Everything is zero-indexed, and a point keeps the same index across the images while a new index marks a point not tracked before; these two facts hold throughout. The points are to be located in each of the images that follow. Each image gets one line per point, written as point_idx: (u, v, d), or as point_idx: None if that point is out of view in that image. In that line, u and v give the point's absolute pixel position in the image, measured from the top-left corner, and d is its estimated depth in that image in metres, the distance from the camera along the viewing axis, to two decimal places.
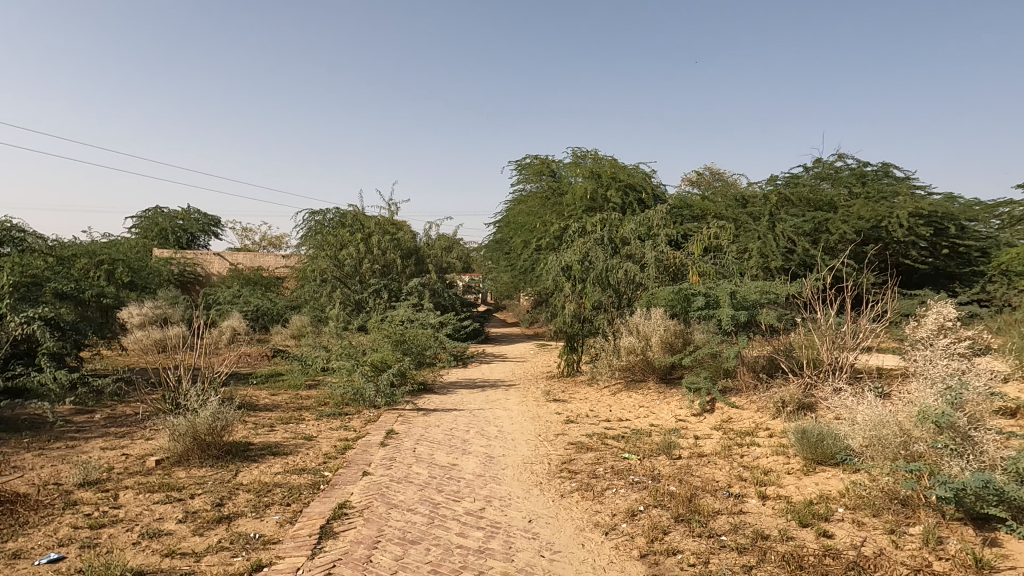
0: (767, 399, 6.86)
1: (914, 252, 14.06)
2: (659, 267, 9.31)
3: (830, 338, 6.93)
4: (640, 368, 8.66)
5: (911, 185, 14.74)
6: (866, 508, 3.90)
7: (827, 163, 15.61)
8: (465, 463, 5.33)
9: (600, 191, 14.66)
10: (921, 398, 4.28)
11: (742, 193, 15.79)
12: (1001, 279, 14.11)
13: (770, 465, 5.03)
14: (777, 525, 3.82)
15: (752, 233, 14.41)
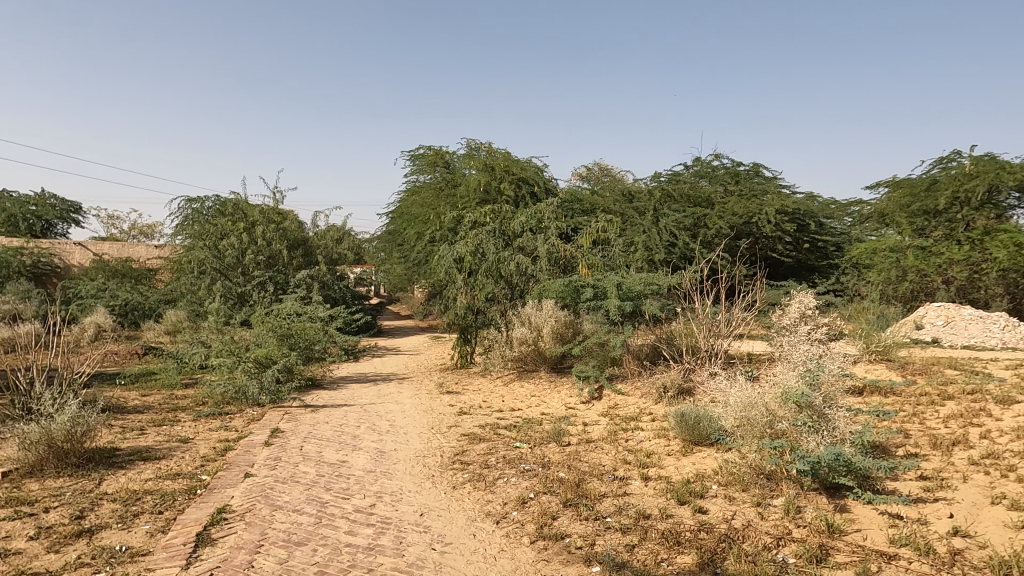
0: (650, 385, 7.21)
1: (780, 247, 15.25)
2: (550, 259, 9.50)
3: (707, 327, 7.39)
4: (531, 358, 8.84)
5: (778, 185, 15.98)
6: (736, 484, 4.20)
7: (705, 162, 16.60)
8: (354, 459, 5.20)
9: (493, 184, 14.74)
10: (784, 380, 4.65)
11: (629, 189, 16.46)
12: (853, 271, 15.69)
13: (652, 447, 5.30)
14: (657, 505, 4.03)
15: (638, 227, 15.06)
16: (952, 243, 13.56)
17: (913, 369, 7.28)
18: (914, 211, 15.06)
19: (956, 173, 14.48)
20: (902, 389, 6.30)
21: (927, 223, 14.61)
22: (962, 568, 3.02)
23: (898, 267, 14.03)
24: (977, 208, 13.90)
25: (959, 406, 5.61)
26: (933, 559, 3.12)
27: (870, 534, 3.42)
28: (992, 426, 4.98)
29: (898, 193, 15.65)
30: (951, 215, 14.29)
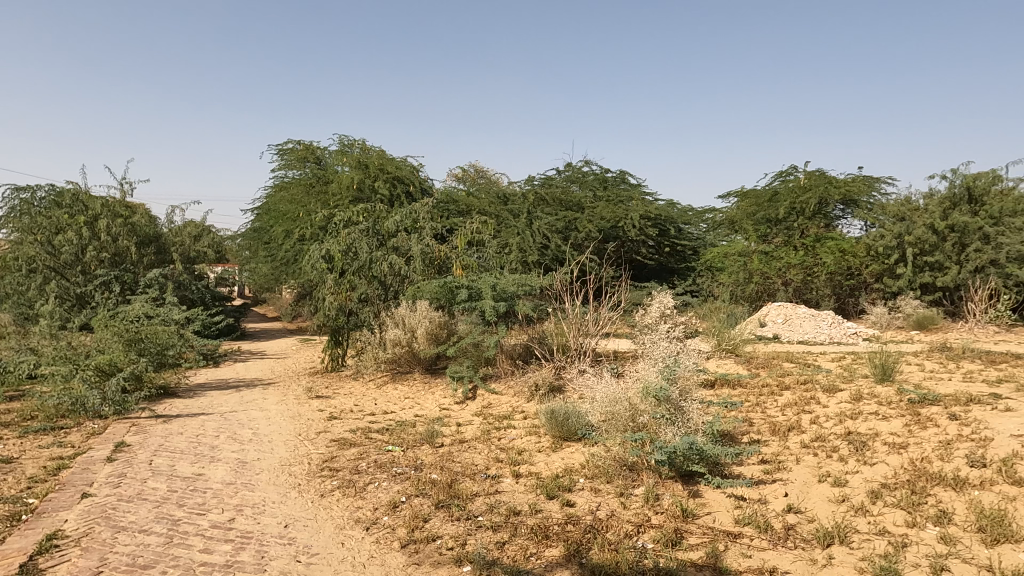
0: (523, 384, 7.37)
1: (644, 250, 16.16)
2: (424, 259, 9.42)
3: (577, 326, 7.67)
4: (405, 359, 8.73)
5: (642, 191, 16.94)
6: (601, 476, 4.39)
7: (576, 168, 17.25)
8: (211, 472, 4.85)
9: (367, 182, 14.38)
10: (645, 376, 4.94)
11: (504, 191, 16.73)
12: (708, 273, 16.96)
13: (523, 445, 5.41)
14: (527, 501, 4.12)
15: (512, 228, 15.34)
16: (790, 248, 15.08)
17: (756, 363, 8.01)
18: (758, 219, 16.61)
19: (793, 185, 16.17)
20: (747, 381, 6.92)
21: (769, 230, 16.14)
22: (794, 541, 3.37)
23: (745, 270, 15.36)
24: (810, 217, 15.61)
25: (793, 395, 6.25)
26: (771, 534, 3.44)
27: (718, 515, 3.71)
28: (821, 412, 5.59)
29: (745, 202, 17.18)
30: (788, 223, 15.88)
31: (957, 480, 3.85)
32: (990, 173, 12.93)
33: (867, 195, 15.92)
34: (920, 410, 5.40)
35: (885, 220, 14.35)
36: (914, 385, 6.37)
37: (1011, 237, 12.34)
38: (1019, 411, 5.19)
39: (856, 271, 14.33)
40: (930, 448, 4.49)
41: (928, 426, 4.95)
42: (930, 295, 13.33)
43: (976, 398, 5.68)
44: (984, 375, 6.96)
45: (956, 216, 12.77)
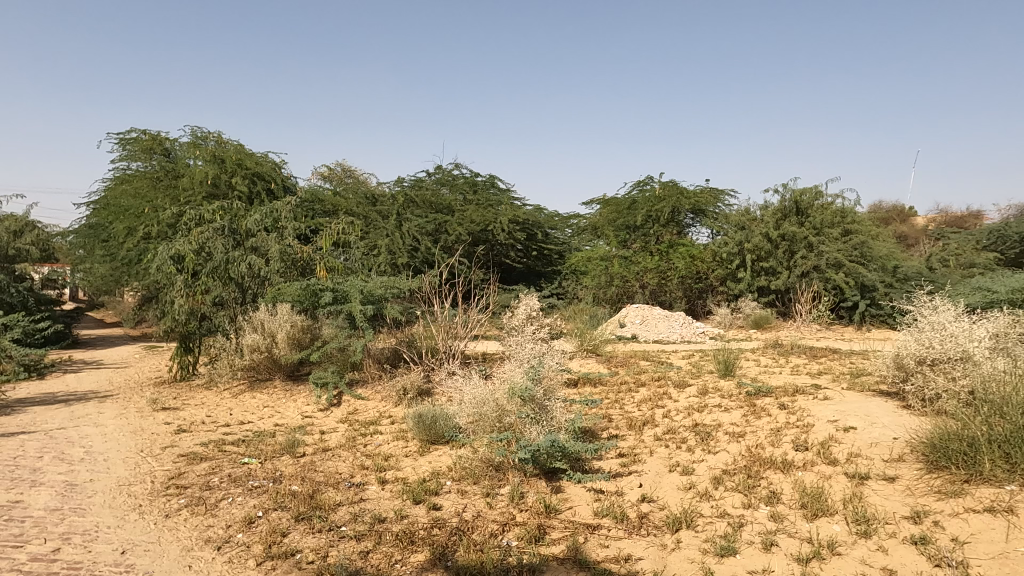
0: (390, 389, 7.25)
1: (512, 254, 16.49)
2: (286, 260, 8.96)
3: (445, 329, 7.67)
4: (265, 366, 8.26)
5: (511, 196, 17.29)
6: (468, 477, 4.41)
7: (446, 171, 17.26)
8: (32, 498, 4.29)
9: (223, 177, 13.45)
10: (512, 377, 5.03)
11: (372, 192, 16.35)
12: (572, 277, 17.62)
13: (390, 450, 5.32)
14: (393, 507, 4.05)
15: (381, 230, 15.05)
16: (647, 253, 16.07)
17: (616, 362, 8.46)
18: (619, 226, 17.50)
19: (649, 195, 17.26)
20: (607, 379, 7.27)
21: (628, 236, 17.09)
22: (647, 528, 3.58)
23: (607, 274, 16.15)
24: (663, 225, 16.75)
25: (648, 391, 6.66)
26: (627, 524, 3.64)
27: (579, 509, 3.86)
28: (672, 407, 6.00)
29: (607, 209, 18.03)
30: (645, 230, 16.87)
31: (784, 463, 4.29)
32: (814, 189, 14.55)
33: (714, 206, 17.33)
34: (755, 402, 5.97)
35: (728, 229, 15.72)
36: (750, 378, 7.03)
37: (830, 245, 13.97)
38: (834, 399, 5.89)
39: (704, 275, 15.63)
40: (763, 435, 4.97)
41: (762, 416, 5.47)
42: (765, 297, 14.77)
43: (801, 389, 6.37)
44: (807, 368, 7.83)
45: (787, 226, 14.26)
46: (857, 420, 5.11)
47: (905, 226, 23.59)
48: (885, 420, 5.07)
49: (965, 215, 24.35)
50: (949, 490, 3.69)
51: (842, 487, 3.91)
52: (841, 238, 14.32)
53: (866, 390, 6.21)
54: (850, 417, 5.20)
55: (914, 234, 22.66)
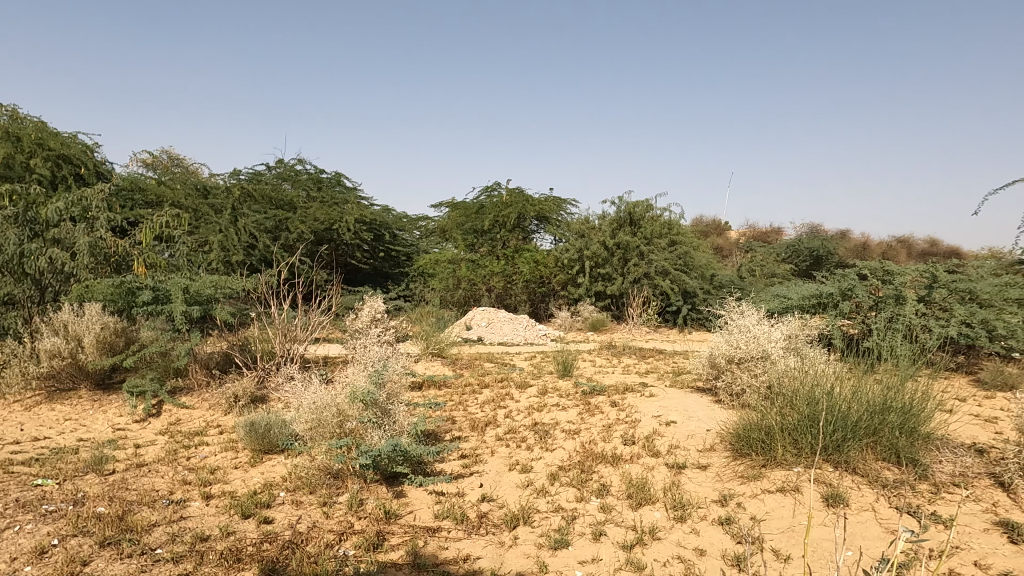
0: (219, 396, 6.74)
1: (359, 254, 16.05)
2: (95, 254, 7.96)
3: (283, 332, 7.26)
4: (67, 374, 7.29)
5: (357, 195, 16.82)
6: (304, 487, 4.21)
7: (288, 165, 16.40)
8: None
9: (18, 158, 11.70)
10: (354, 381, 4.88)
11: (204, 183, 15.08)
12: (420, 279, 17.52)
13: (217, 462, 4.93)
14: (218, 523, 3.76)
15: (213, 225, 13.94)
16: (493, 258, 16.43)
17: (461, 364, 8.54)
18: (466, 229, 17.61)
19: (497, 201, 17.64)
20: (452, 381, 7.31)
21: (476, 240, 17.33)
22: (486, 527, 3.65)
23: (454, 276, 16.26)
24: (509, 230, 17.23)
25: (492, 392, 6.79)
26: (466, 524, 3.68)
27: (420, 513, 3.84)
28: (513, 407, 6.18)
29: (455, 213, 18.06)
30: (492, 235, 17.25)
31: (614, 457, 4.59)
32: (645, 202, 15.68)
33: (557, 213, 18.10)
34: (590, 400, 6.32)
35: (570, 236, 16.50)
36: (586, 378, 7.44)
37: (658, 254, 15.14)
38: (658, 396, 6.41)
39: (547, 280, 16.39)
40: (596, 431, 5.28)
41: (596, 413, 5.81)
42: (602, 302, 15.67)
43: (630, 387, 6.86)
44: (636, 368, 8.44)
45: (621, 236, 15.26)
46: (677, 415, 5.60)
47: (721, 239, 26.28)
48: (700, 413, 5.61)
49: (768, 230, 27.67)
50: (749, 474, 4.16)
51: (663, 477, 4.27)
52: (668, 248, 15.57)
53: (686, 387, 6.82)
54: (671, 412, 5.69)
55: (728, 246, 25.32)
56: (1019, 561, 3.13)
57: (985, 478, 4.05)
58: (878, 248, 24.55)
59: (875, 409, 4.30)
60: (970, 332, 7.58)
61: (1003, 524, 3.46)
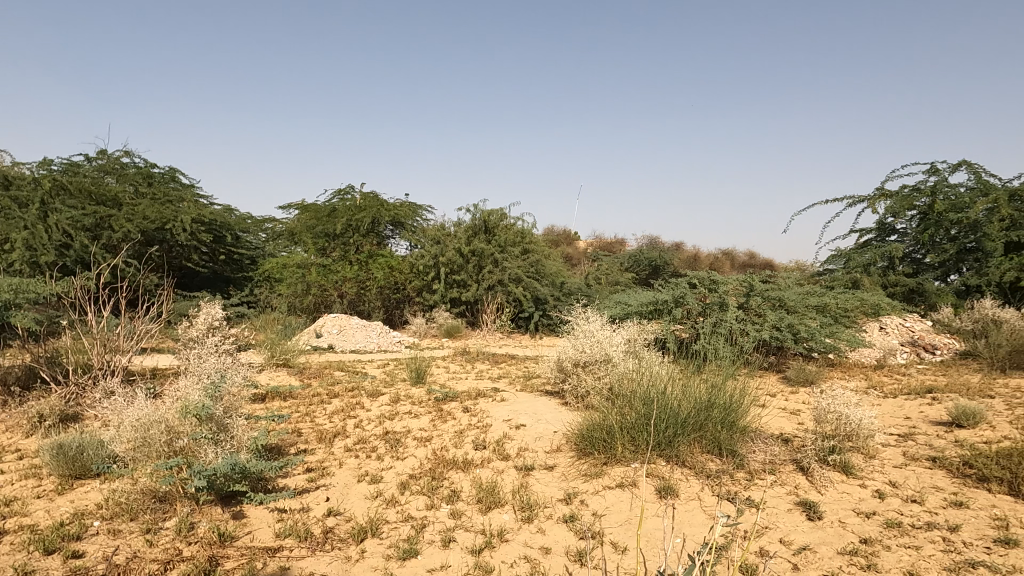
0: (20, 416, 5.88)
1: (195, 257, 14.83)
2: None
3: (102, 341, 6.49)
4: None
5: (194, 193, 15.56)
6: (123, 514, 3.79)
7: (111, 157, 14.78)
8: None
9: None
10: (186, 395, 4.48)
11: (5, 172, 13.13)
12: (265, 284, 16.52)
13: (14, 493, 4.28)
14: (13, 563, 3.26)
15: (16, 221, 12.20)
16: (346, 263, 15.96)
17: (309, 374, 8.16)
18: (317, 233, 16.84)
19: (350, 204, 17.15)
20: (298, 392, 6.96)
21: (328, 244, 16.61)
22: (331, 543, 3.51)
23: (303, 282, 15.51)
24: (363, 235, 16.81)
25: (341, 402, 6.56)
26: (310, 542, 3.52)
27: (259, 533, 3.61)
28: (364, 416, 6.01)
29: (306, 215, 17.25)
30: (345, 239, 16.68)
31: (465, 463, 4.62)
32: (500, 210, 16.00)
33: (412, 220, 17.99)
34: (442, 407, 6.31)
35: (426, 242, 16.41)
36: (439, 385, 7.43)
37: (512, 262, 15.52)
38: (509, 400, 6.56)
39: (402, 286, 16.21)
40: (448, 438, 5.29)
41: (448, 420, 5.82)
42: (457, 308, 15.75)
43: (483, 392, 6.95)
44: (489, 373, 8.57)
45: (476, 243, 15.45)
46: (526, 418, 5.77)
47: (570, 248, 27.50)
48: (548, 416, 5.83)
49: (613, 241, 29.42)
50: (592, 472, 4.39)
51: (512, 479, 4.37)
52: (521, 256, 16.01)
53: (535, 391, 7.05)
54: (521, 416, 5.85)
55: (576, 256, 26.56)
56: (815, 535, 3.58)
57: (789, 463, 4.59)
58: (707, 259, 27.06)
59: (701, 406, 4.72)
60: (780, 335, 8.58)
61: (803, 504, 3.94)
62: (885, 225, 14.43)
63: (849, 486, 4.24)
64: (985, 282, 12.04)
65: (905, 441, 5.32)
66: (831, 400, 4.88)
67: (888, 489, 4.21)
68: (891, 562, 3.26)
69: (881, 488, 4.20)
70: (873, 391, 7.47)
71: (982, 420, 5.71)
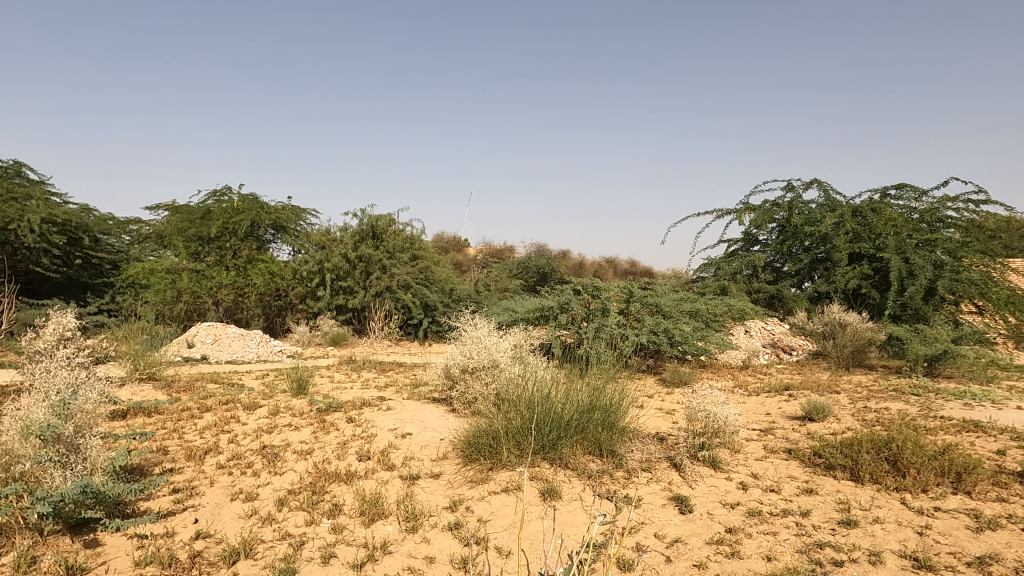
0: None
1: (46, 260, 13.43)
2: None
3: None
4: None
5: (45, 191, 14.09)
6: None
7: None
8: None
9: None
10: (29, 414, 4.03)
11: None
12: (129, 291, 15.21)
13: None
14: None
15: None
16: (221, 268, 15.10)
17: (178, 387, 7.58)
18: (189, 236, 15.74)
19: (226, 207, 16.20)
20: (166, 407, 6.45)
21: (201, 248, 15.58)
22: (199, 568, 3.28)
23: (173, 288, 14.43)
24: (241, 239, 15.97)
25: (214, 416, 6.15)
26: (175, 568, 3.26)
27: (115, 563, 3.30)
28: (239, 430, 5.68)
29: (176, 217, 16.09)
30: (221, 242, 15.72)
31: (348, 474, 4.48)
32: (388, 216, 15.75)
33: (295, 223, 17.31)
34: (325, 418, 6.09)
35: (309, 247, 15.80)
36: (322, 395, 7.17)
37: (400, 268, 15.33)
38: (396, 409, 6.44)
39: (284, 292, 15.52)
40: (330, 450, 5.11)
41: (330, 431, 5.62)
42: (343, 315, 15.29)
43: (368, 401, 6.79)
44: (375, 382, 8.37)
45: (364, 249, 15.09)
46: (413, 426, 5.69)
47: (460, 255, 27.52)
48: (434, 423, 5.79)
49: (502, 248, 29.83)
50: (478, 478, 4.40)
51: (397, 489, 4.29)
52: (410, 262, 15.83)
53: (422, 398, 6.98)
54: (407, 424, 5.77)
55: (466, 262, 26.65)
56: (686, 527, 3.80)
57: (664, 461, 4.85)
58: (591, 267, 28.09)
59: (583, 409, 4.88)
60: (657, 339, 9.06)
61: (675, 499, 4.17)
62: (749, 236, 15.64)
63: (716, 480, 4.54)
64: (833, 289, 13.34)
65: (765, 435, 5.78)
66: (701, 400, 5.21)
67: (750, 480, 4.54)
68: (751, 548, 3.51)
69: (745, 480, 4.53)
70: (739, 390, 8.06)
71: (830, 414, 6.32)
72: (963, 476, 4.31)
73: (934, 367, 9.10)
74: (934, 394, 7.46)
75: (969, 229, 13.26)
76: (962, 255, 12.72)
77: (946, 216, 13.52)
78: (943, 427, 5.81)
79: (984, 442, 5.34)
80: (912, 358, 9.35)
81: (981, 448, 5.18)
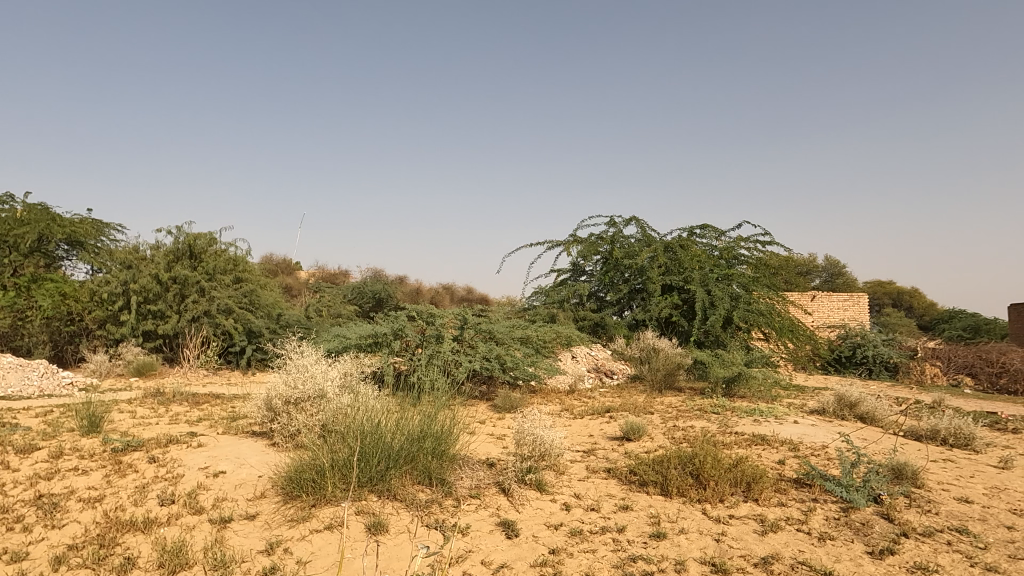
0: None
1: None
2: None
3: None
4: None
5: None
6: None
7: None
8: None
9: None
10: None
11: None
12: None
13: None
14: None
15: None
16: None
17: None
18: None
19: (6, 217, 14.16)
20: None
21: None
22: None
23: None
24: (24, 255, 13.98)
25: None
26: None
27: None
28: (8, 478, 4.84)
29: None
30: None
31: (146, 522, 3.98)
32: (208, 234, 14.51)
33: (94, 239, 15.44)
34: (121, 458, 5.41)
35: (111, 267, 14.04)
36: (119, 433, 6.35)
37: (221, 291, 14.13)
38: (207, 445, 5.88)
39: (77, 317, 13.68)
40: (126, 495, 4.52)
41: (127, 473, 4.99)
42: (151, 342, 13.76)
43: (174, 438, 6.12)
44: (186, 416, 7.61)
45: (178, 269, 13.69)
46: (227, 463, 5.24)
47: (290, 279, 26.16)
48: (251, 459, 5.37)
49: (336, 272, 28.89)
50: (298, 517, 4.14)
51: (204, 535, 3.89)
52: (233, 285, 14.71)
53: (239, 433, 6.46)
54: (220, 461, 5.29)
55: (297, 287, 25.45)
56: (511, 551, 3.86)
57: (492, 486, 4.91)
58: (428, 293, 28.16)
59: (414, 438, 4.81)
60: (489, 364, 9.26)
61: (502, 524, 4.23)
62: (577, 266, 16.59)
63: (542, 502, 4.68)
64: (649, 317, 14.53)
65: (588, 456, 6.09)
66: (528, 424, 5.37)
67: (572, 501, 4.74)
68: (573, 567, 3.66)
69: (567, 501, 4.72)
70: (565, 413, 8.45)
71: (644, 434, 6.82)
72: (751, 485, 4.85)
73: (730, 388, 10.24)
74: (729, 412, 8.35)
75: (757, 266, 15.20)
76: (752, 288, 14.50)
77: (739, 254, 15.36)
78: (736, 442, 6.51)
79: (768, 454, 6.08)
80: (713, 380, 10.43)
81: (765, 459, 5.89)
